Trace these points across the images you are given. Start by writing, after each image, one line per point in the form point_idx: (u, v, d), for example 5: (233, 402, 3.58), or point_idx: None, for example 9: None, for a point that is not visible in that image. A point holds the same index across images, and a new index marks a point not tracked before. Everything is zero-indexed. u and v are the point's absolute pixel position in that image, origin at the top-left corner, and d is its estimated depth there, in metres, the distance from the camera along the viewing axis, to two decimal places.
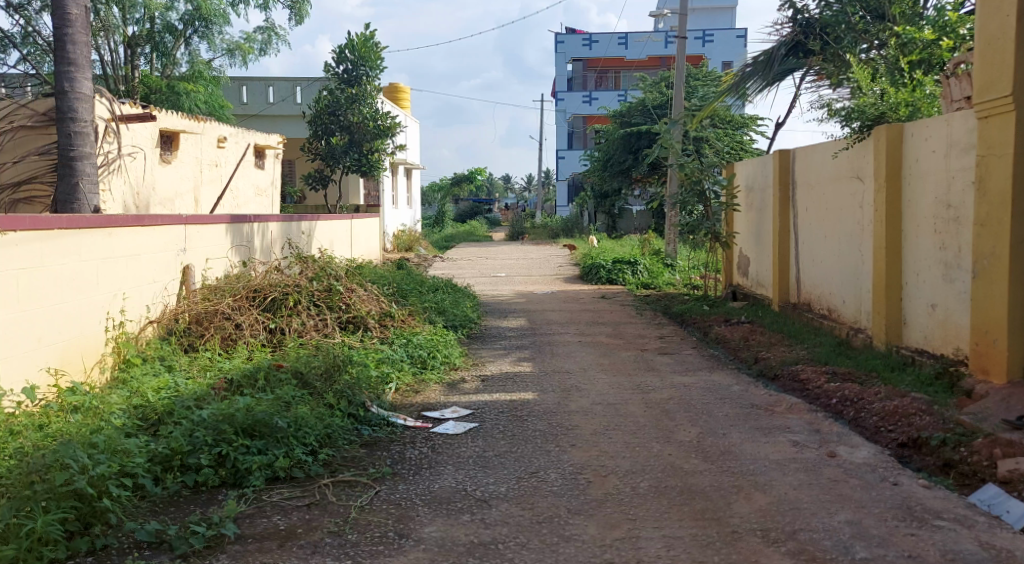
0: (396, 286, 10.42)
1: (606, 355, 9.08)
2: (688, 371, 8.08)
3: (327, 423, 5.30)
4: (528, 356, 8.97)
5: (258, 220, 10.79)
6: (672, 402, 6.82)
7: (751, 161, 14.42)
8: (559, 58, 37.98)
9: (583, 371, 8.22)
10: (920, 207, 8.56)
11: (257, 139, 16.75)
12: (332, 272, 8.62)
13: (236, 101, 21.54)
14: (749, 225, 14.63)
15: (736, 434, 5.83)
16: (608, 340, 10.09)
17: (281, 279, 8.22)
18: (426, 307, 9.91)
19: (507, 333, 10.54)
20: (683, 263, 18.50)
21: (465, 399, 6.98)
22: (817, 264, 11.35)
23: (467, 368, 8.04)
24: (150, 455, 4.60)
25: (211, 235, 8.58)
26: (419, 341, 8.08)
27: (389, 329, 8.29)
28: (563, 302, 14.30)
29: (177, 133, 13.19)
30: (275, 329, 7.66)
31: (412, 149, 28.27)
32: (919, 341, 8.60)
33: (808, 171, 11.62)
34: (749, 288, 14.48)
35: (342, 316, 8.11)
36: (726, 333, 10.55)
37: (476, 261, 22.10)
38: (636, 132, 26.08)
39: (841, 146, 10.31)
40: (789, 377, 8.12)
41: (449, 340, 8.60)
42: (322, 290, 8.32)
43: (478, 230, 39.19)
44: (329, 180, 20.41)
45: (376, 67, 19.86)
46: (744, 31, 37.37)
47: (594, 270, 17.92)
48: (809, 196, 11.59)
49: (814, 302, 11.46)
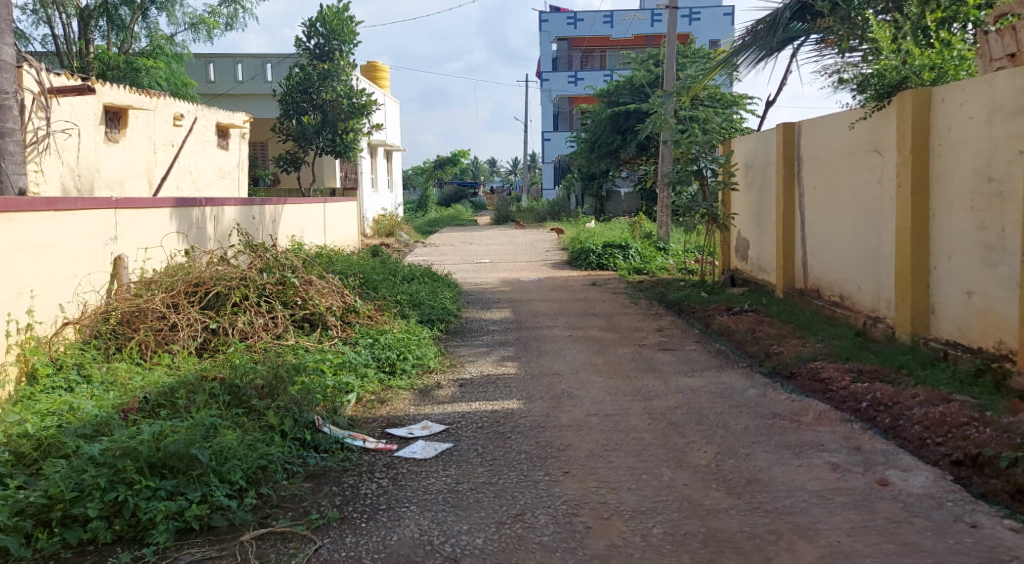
0: (364, 276, 9.39)
1: (600, 353, 8.07)
2: (693, 372, 7.09)
3: (263, 453, 4.29)
4: (513, 355, 7.97)
5: (211, 204, 9.75)
6: (680, 412, 5.83)
7: (749, 136, 13.42)
8: (544, 37, 36.72)
9: (575, 373, 7.21)
10: (952, 181, 7.61)
11: (218, 117, 15.69)
12: (287, 263, 7.56)
13: (201, 80, 20.51)
14: (748, 207, 13.65)
15: (763, 454, 4.85)
16: (600, 335, 9.08)
17: (227, 271, 7.20)
18: (397, 300, 8.87)
19: (490, 326, 9.53)
20: (676, 247, 17.56)
21: (440, 411, 5.97)
22: (827, 247, 10.37)
23: (443, 370, 7.03)
24: (20, 507, 3.66)
25: (147, 221, 7.53)
26: (387, 340, 7.05)
27: (352, 328, 7.26)
28: (551, 291, 13.28)
29: (125, 109, 12.40)
30: (218, 330, 6.64)
31: (391, 130, 27.16)
32: (951, 333, 7.65)
33: (817, 147, 10.63)
34: (748, 273, 13.55)
35: (298, 313, 7.08)
36: (731, 324, 9.57)
37: (459, 246, 21.11)
38: (625, 111, 25.03)
39: (856, 115, 9.32)
40: (808, 376, 7.15)
41: (424, 338, 7.58)
42: (275, 283, 7.29)
43: (464, 214, 38.18)
44: (301, 162, 19.29)
45: (349, 42, 18.91)
46: (732, 9, 36.33)
47: (583, 256, 16.91)
48: (819, 173, 10.59)
49: (824, 289, 10.50)
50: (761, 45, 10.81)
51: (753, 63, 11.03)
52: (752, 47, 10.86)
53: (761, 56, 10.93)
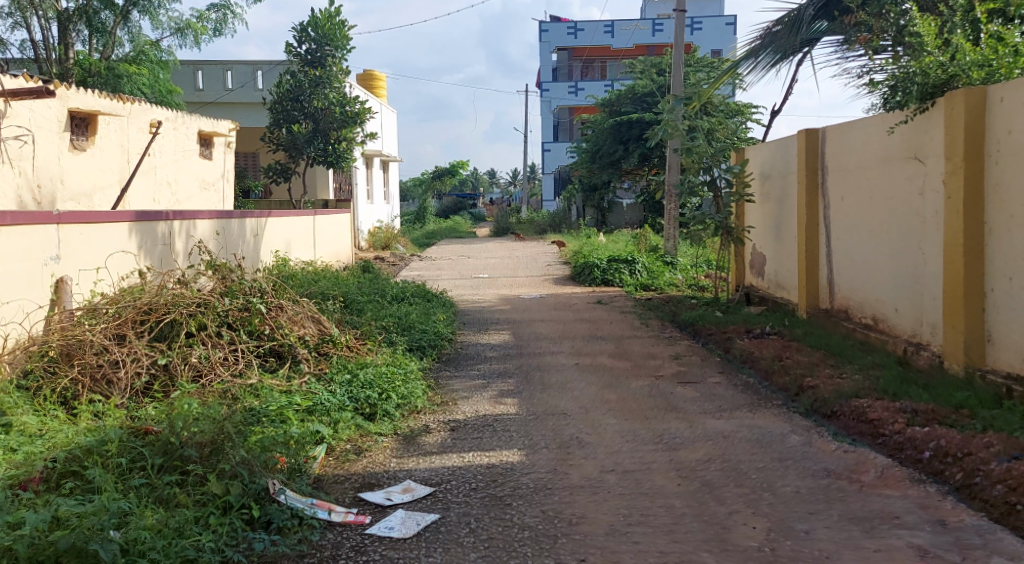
0: (346, 297, 8.46)
1: (611, 387, 7.12)
2: (721, 413, 6.13)
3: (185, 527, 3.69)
4: (513, 390, 7.02)
5: (180, 218, 8.79)
6: (715, 467, 4.88)
7: (766, 145, 12.50)
8: (544, 47, 35.96)
9: (584, 413, 6.25)
10: (1012, 192, 6.69)
11: (200, 125, 14.76)
12: (253, 287, 6.59)
13: (189, 87, 19.60)
14: (764, 220, 12.72)
15: (825, 531, 3.94)
16: (611, 364, 8.12)
17: (184, 294, 6.26)
18: (382, 326, 7.92)
19: (487, 353, 8.57)
20: (684, 262, 16.64)
21: (426, 465, 5.03)
22: (858, 263, 9.41)
23: (432, 412, 6.10)
24: None
25: (97, 238, 6.61)
26: (367, 376, 6.09)
27: (328, 361, 6.30)
28: (553, 309, 12.33)
29: (94, 115, 11.67)
30: (168, 367, 5.68)
31: (387, 139, 26.22)
32: (1013, 364, 6.70)
33: (846, 154, 9.68)
34: (765, 291, 12.63)
35: (264, 345, 6.12)
36: (754, 350, 8.62)
37: (455, 260, 20.21)
38: (628, 120, 24.05)
39: (894, 119, 8.38)
40: (853, 415, 6.18)
41: (411, 371, 6.63)
42: (239, 308, 6.33)
43: (462, 226, 37.30)
44: (292, 172, 18.30)
45: (343, 47, 17.93)
46: (734, 18, 35.50)
47: (587, 270, 15.94)
48: (848, 183, 9.64)
49: (855, 311, 9.54)
50: (778, 48, 9.90)
51: (772, 65, 10.13)
52: (766, 51, 9.96)
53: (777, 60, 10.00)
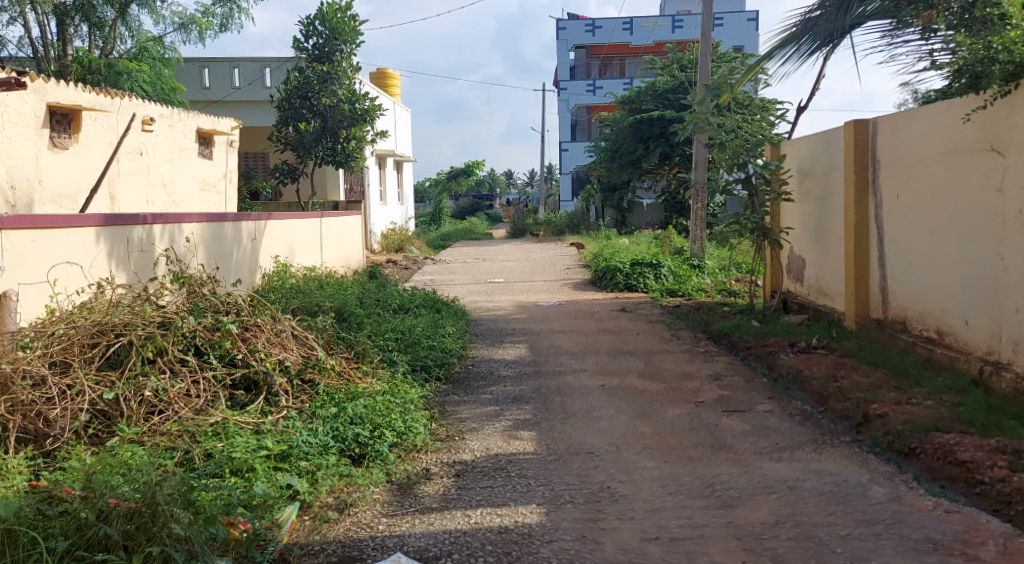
0: (342, 311, 7.52)
1: (645, 416, 6.11)
2: (780, 455, 5.13)
3: None
4: (531, 420, 6.03)
5: (161, 219, 7.81)
6: (785, 537, 3.90)
7: (806, 139, 11.44)
8: (561, 45, 35.03)
9: (615, 452, 5.26)
10: None
11: (198, 121, 13.84)
12: (228, 304, 5.61)
13: (195, 86, 18.73)
14: (803, 220, 11.67)
15: None
16: (643, 386, 7.10)
17: (144, 311, 5.30)
18: (380, 344, 6.94)
19: (501, 371, 7.58)
20: (712, 264, 15.60)
21: (423, 528, 4.06)
22: (918, 269, 8.34)
23: (435, 452, 5.12)
24: None
25: (47, 244, 5.71)
26: (357, 409, 5.11)
27: (309, 392, 5.33)
28: (574, 318, 11.30)
29: (77, 110, 10.78)
30: (117, 401, 4.71)
31: (400, 138, 25.30)
32: None
33: (905, 146, 8.60)
34: (805, 298, 11.60)
35: (235, 373, 5.18)
36: (804, 368, 7.60)
37: (470, 263, 19.25)
38: (648, 117, 23.00)
39: (970, 105, 7.38)
40: (937, 454, 5.15)
41: (411, 400, 5.63)
42: (207, 327, 5.34)
43: (479, 227, 36.34)
44: (299, 173, 17.28)
45: (351, 41, 16.69)
46: (756, 14, 34.33)
47: (609, 275, 14.89)
48: (906, 179, 8.56)
49: (914, 324, 8.46)
50: (819, 32, 8.62)
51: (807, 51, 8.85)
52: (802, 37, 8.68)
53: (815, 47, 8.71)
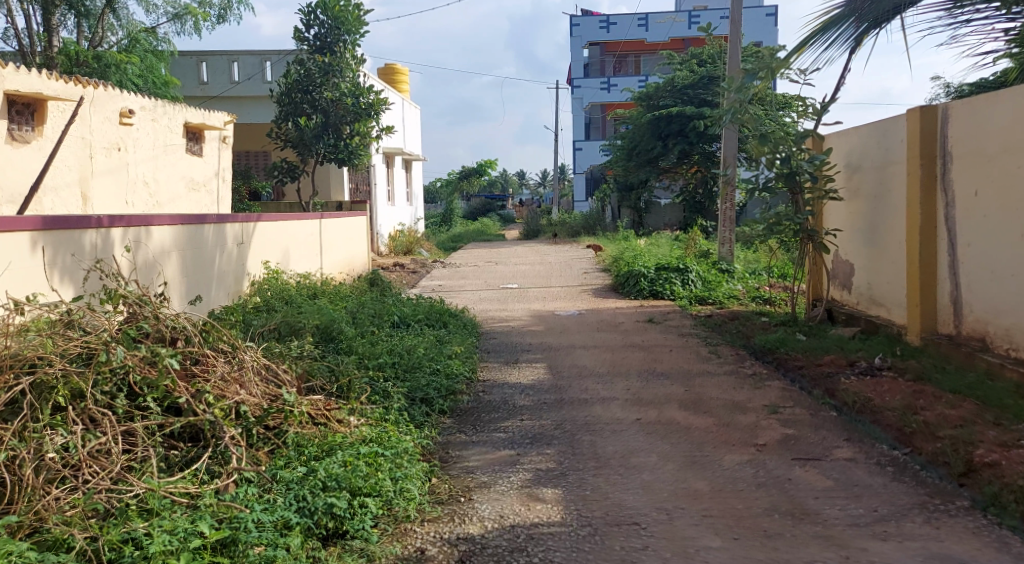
0: (320, 334, 6.35)
1: (697, 466, 4.89)
2: (886, 534, 3.94)
3: None
4: (555, 470, 4.82)
5: (124, 222, 6.66)
6: None
7: (857, 130, 10.15)
8: (574, 42, 33.82)
9: (667, 523, 4.07)
10: None
11: (187, 116, 12.69)
12: (174, 332, 4.45)
13: (192, 81, 17.29)
14: (851, 221, 10.37)
15: None
16: (687, 422, 5.88)
17: (65, 339, 4.13)
18: (367, 372, 5.75)
19: (515, 400, 6.36)
20: (742, 269, 14.34)
21: None
22: (1004, 278, 6.94)
23: (434, 523, 3.96)
24: None
25: None
26: (331, 469, 3.95)
27: (266, 449, 4.17)
28: (596, 330, 10.07)
29: (42, 100, 9.66)
30: (9, 466, 3.53)
31: (408, 136, 24.12)
32: None
33: (985, 134, 7.12)
34: (853, 308, 10.34)
35: (175, 423, 4.01)
36: (876, 397, 6.37)
37: (481, 267, 18.05)
38: (666, 113, 21.72)
39: None
40: None
41: (405, 450, 4.45)
42: (143, 361, 4.16)
43: (491, 228, 35.09)
44: (299, 172, 16.09)
45: (356, 31, 15.15)
46: (776, 8, 33.06)
47: (631, 280, 13.65)
48: (987, 171, 7.09)
49: (999, 342, 7.04)
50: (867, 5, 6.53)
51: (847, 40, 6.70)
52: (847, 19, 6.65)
53: (864, 34, 6.67)
